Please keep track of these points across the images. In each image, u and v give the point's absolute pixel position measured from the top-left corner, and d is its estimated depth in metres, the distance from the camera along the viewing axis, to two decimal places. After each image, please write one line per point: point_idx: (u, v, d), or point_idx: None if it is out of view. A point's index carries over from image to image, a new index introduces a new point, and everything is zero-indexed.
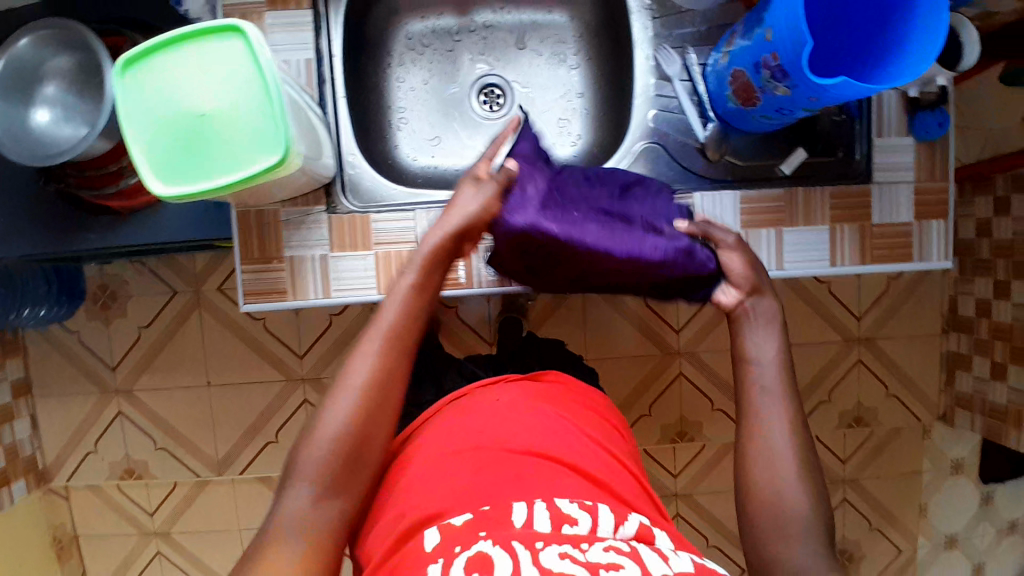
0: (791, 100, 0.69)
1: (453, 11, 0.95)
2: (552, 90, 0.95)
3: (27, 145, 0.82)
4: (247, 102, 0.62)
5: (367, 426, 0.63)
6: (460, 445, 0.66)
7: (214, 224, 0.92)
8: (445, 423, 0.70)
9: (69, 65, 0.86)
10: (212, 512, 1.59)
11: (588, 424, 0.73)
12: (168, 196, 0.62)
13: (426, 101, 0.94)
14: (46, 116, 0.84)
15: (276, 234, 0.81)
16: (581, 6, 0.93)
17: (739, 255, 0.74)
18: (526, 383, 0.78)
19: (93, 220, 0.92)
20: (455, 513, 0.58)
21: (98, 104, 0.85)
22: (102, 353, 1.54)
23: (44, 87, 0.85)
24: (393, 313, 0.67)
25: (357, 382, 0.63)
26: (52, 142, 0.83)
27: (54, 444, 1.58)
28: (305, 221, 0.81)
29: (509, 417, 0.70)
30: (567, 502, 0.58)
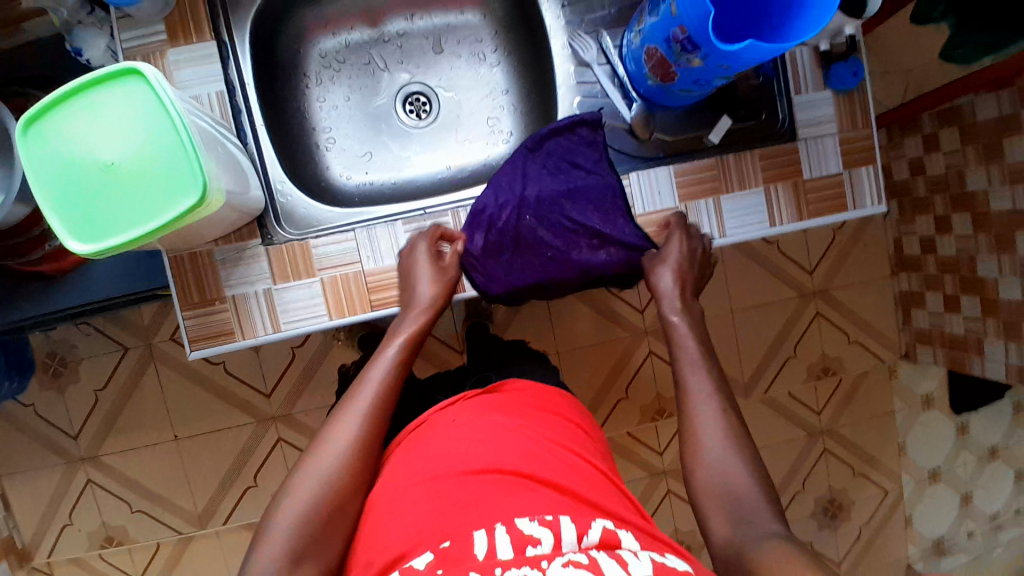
0: (705, 70, 0.70)
1: (364, 24, 0.93)
2: (477, 90, 0.95)
3: None
4: (154, 148, 0.60)
5: (356, 472, 0.66)
6: (423, 471, 0.65)
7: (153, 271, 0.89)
8: (405, 457, 0.69)
9: None
10: (203, 566, 1.54)
11: (547, 428, 0.73)
12: (84, 252, 0.60)
13: (351, 118, 0.93)
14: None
15: (214, 274, 0.78)
16: (492, 3, 0.93)
17: (669, 274, 0.80)
18: (482, 398, 0.77)
19: (22, 288, 0.88)
20: (418, 552, 0.56)
21: (10, 166, 0.81)
22: (60, 423, 1.48)
23: None
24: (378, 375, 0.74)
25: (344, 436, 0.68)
26: None
27: (26, 523, 1.51)
28: (242, 258, 0.78)
29: (465, 437, 0.68)
30: (529, 521, 0.56)
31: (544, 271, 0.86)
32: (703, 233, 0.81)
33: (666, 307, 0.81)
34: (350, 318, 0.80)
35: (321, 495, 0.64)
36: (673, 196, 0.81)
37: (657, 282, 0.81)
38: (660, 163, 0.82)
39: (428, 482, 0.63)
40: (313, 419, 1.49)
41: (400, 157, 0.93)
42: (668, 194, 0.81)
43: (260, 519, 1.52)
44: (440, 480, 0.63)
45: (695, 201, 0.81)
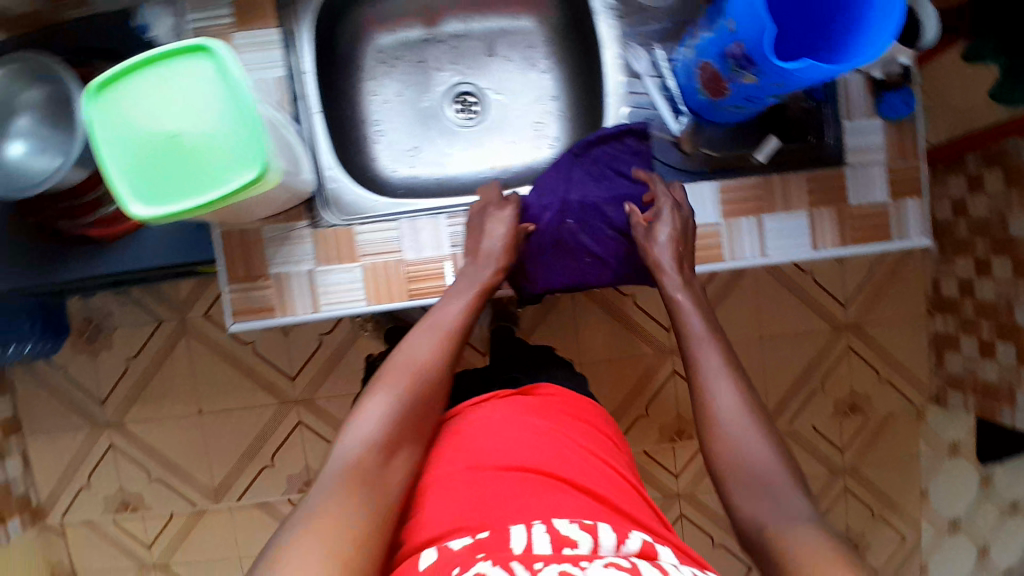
0: (758, 87, 0.70)
1: (421, 22, 0.95)
2: (526, 94, 0.96)
3: (3, 179, 0.82)
4: (231, 122, 0.62)
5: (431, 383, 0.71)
6: (461, 464, 0.66)
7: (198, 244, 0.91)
8: (442, 449, 0.70)
9: (43, 97, 0.85)
10: (213, 541, 1.57)
11: (581, 435, 0.73)
12: (145, 216, 0.62)
13: (401, 113, 0.95)
14: (22, 149, 0.83)
15: (261, 250, 0.80)
16: (547, 10, 0.93)
17: (668, 250, 0.78)
18: (517, 398, 0.78)
19: (73, 251, 0.91)
20: (456, 536, 0.57)
21: (69, 133, 0.84)
22: (91, 386, 1.52)
23: (17, 120, 0.84)
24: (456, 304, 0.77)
25: (423, 351, 0.73)
26: (27, 174, 0.83)
27: (47, 481, 1.55)
28: (288, 238, 0.80)
29: (503, 435, 0.69)
30: (567, 523, 0.57)
31: (578, 275, 0.86)
32: (744, 251, 0.81)
33: (668, 285, 0.78)
34: (386, 305, 0.82)
35: (400, 402, 0.68)
36: (715, 212, 0.81)
37: (655, 259, 0.79)
38: (703, 178, 0.82)
39: (467, 474, 0.64)
40: (334, 406, 1.51)
41: (446, 155, 0.95)
42: (710, 210, 0.81)
43: (273, 499, 1.54)
44: (478, 474, 0.64)
45: (737, 219, 0.81)
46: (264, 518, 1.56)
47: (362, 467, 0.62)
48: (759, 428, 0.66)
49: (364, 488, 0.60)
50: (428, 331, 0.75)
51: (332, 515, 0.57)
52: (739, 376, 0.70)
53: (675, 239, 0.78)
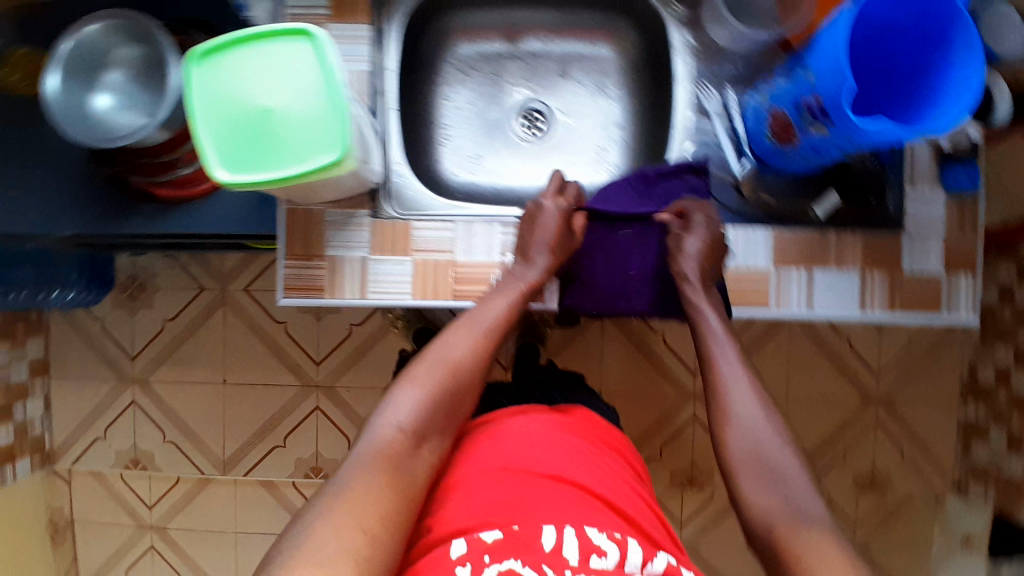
0: (827, 141, 0.71)
1: (502, 37, 0.98)
2: (592, 119, 0.98)
3: (93, 129, 0.84)
4: (320, 104, 0.65)
5: (460, 385, 0.72)
6: (491, 464, 0.67)
7: (256, 219, 0.94)
8: (474, 447, 0.72)
9: (136, 56, 0.88)
10: (212, 511, 1.58)
11: (609, 455, 0.75)
12: (226, 181, 0.65)
13: (470, 121, 0.98)
14: (108, 103, 0.87)
15: (321, 232, 0.83)
16: (626, 41, 0.95)
17: (693, 265, 0.79)
18: (551, 414, 0.79)
19: (138, 207, 0.95)
20: (485, 528, 0.59)
21: (160, 94, 0.88)
22: (124, 342, 1.56)
23: (112, 76, 0.87)
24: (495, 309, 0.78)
25: (459, 352, 0.74)
26: (116, 128, 0.85)
27: (66, 426, 1.59)
28: (348, 223, 0.83)
29: (536, 441, 0.71)
30: (598, 533, 0.59)
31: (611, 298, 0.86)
32: (790, 301, 0.81)
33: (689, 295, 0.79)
34: (431, 302, 0.83)
35: (432, 396, 0.70)
36: (767, 258, 0.82)
37: (682, 270, 0.79)
38: (759, 223, 0.83)
39: (500, 471, 0.66)
40: (352, 398, 1.53)
41: (506, 167, 0.97)
42: (762, 256, 0.82)
43: (277, 480, 1.56)
44: (510, 473, 0.66)
45: (788, 268, 0.81)
46: (266, 498, 1.57)
47: (393, 456, 0.64)
48: (785, 483, 0.66)
49: (391, 478, 0.62)
50: (465, 329, 0.76)
51: (365, 499, 0.59)
52: (772, 424, 0.70)
53: (705, 253, 0.79)
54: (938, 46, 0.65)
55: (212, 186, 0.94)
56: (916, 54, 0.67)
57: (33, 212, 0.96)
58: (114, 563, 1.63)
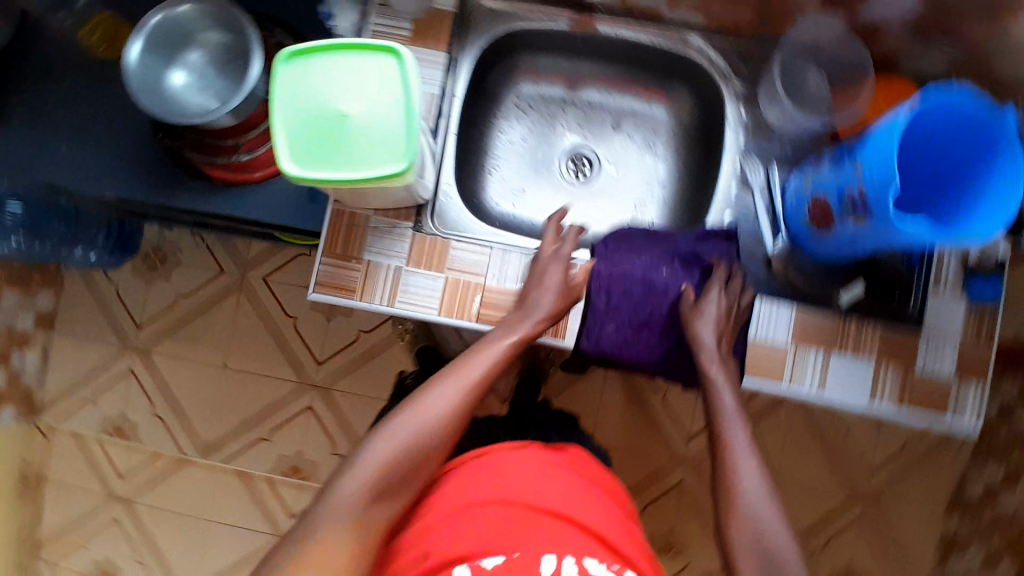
0: (866, 233, 0.74)
1: (562, 82, 1.03)
2: (637, 175, 1.01)
3: (162, 101, 0.87)
4: (397, 117, 0.69)
5: (439, 443, 0.70)
6: (487, 496, 0.69)
7: (298, 212, 0.97)
8: (469, 475, 0.73)
9: (218, 42, 0.92)
10: (184, 494, 1.56)
11: (602, 492, 0.76)
12: (291, 175, 0.67)
13: (520, 156, 1.02)
14: (184, 81, 0.91)
15: (365, 236, 0.86)
16: (681, 107, 0.99)
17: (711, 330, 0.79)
18: (545, 448, 0.79)
19: (189, 181, 0.98)
20: (485, 555, 0.61)
21: (233, 84, 0.92)
22: (133, 309, 1.57)
23: (192, 57, 0.91)
24: (485, 362, 0.76)
25: (440, 408, 0.71)
26: (185, 106, 0.89)
27: (58, 383, 1.59)
28: (391, 232, 0.86)
29: (532, 473, 0.72)
30: (597, 564, 0.62)
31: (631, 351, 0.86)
32: (803, 381, 0.83)
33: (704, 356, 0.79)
34: (457, 320, 0.85)
35: (408, 452, 0.68)
36: (787, 336, 0.84)
37: (699, 336, 0.79)
38: (784, 300, 0.85)
39: (498, 500, 0.68)
40: (347, 404, 1.53)
41: (548, 205, 1.00)
42: (782, 332, 0.84)
43: (255, 473, 1.54)
44: (508, 503, 0.67)
45: (806, 348, 0.83)
46: (241, 490, 1.55)
47: (360, 520, 0.65)
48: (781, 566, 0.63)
49: (357, 544, 0.63)
50: (453, 381, 0.74)
51: (328, 564, 0.61)
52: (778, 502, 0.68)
53: (722, 320, 0.80)
54: (981, 162, 0.69)
55: (264, 177, 0.96)
56: (960, 167, 0.71)
57: (86, 169, 0.98)
58: (75, 529, 1.60)
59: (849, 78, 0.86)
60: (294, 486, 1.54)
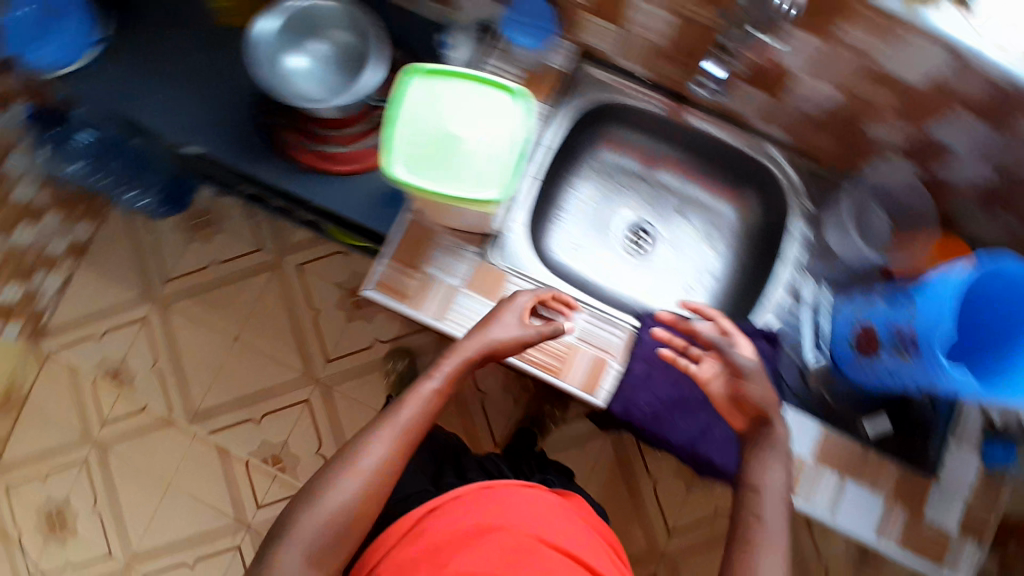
0: (908, 370, 0.77)
1: (638, 158, 1.05)
2: (692, 261, 1.03)
3: (275, 78, 0.91)
4: (506, 152, 0.74)
5: (367, 504, 0.72)
6: (496, 536, 0.78)
7: (366, 213, 1.00)
8: (475, 507, 0.81)
9: (344, 40, 0.95)
10: (159, 455, 1.54)
11: (587, 527, 0.87)
12: (396, 177, 0.72)
13: (586, 215, 1.05)
14: (301, 64, 0.94)
15: (429, 250, 0.89)
16: (750, 210, 1.01)
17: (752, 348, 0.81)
18: (539, 488, 0.88)
19: (274, 158, 1.01)
20: None
21: (345, 81, 0.94)
22: (165, 262, 1.59)
23: (316, 45, 0.95)
24: (410, 412, 0.77)
25: (367, 469, 0.73)
26: (294, 87, 0.92)
27: (68, 313, 1.59)
28: (455, 252, 0.90)
29: (534, 516, 0.82)
30: None
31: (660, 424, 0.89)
32: (813, 500, 0.84)
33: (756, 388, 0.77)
34: None
35: (338, 524, 0.70)
36: (807, 452, 0.85)
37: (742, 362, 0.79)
38: (812, 417, 0.89)
39: (507, 540, 0.77)
40: (344, 408, 1.53)
41: (601, 267, 1.03)
42: (803, 447, 0.86)
43: (234, 451, 1.53)
44: (516, 544, 0.77)
45: (821, 468, 0.85)
46: (216, 465, 1.54)
47: None
48: None
49: None
50: (384, 434, 0.75)
51: None
52: None
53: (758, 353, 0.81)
54: None
55: (342, 172, 1.00)
56: (1009, 329, 0.74)
57: (178, 119, 1.02)
58: (41, 461, 1.58)
59: (914, 225, 0.91)
60: (268, 475, 1.52)
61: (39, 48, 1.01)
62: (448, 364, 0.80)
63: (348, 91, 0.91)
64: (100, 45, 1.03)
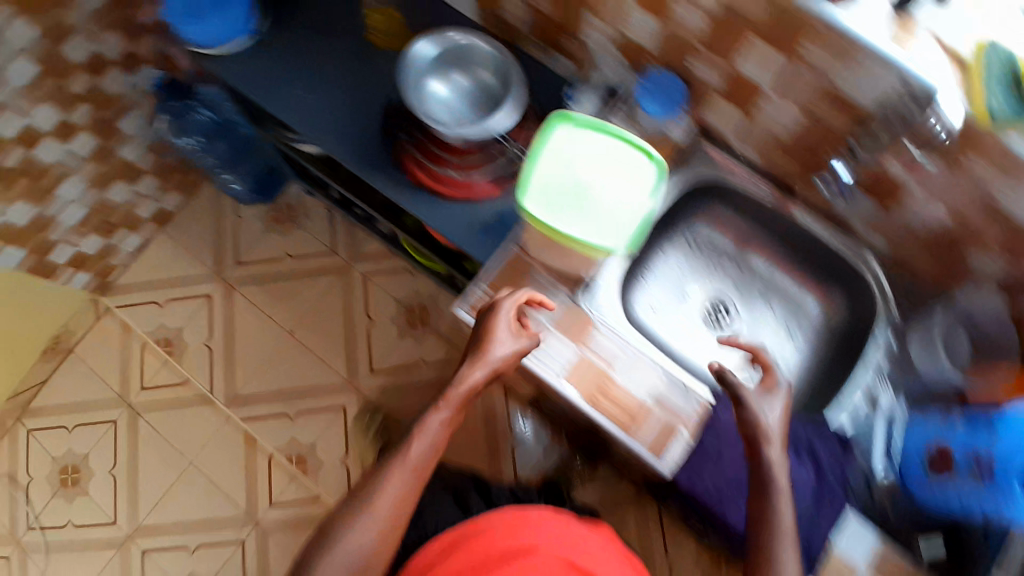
0: (980, 495, 0.83)
1: (731, 238, 1.07)
2: (770, 348, 1.03)
3: (417, 98, 0.97)
4: (631, 208, 0.77)
5: (383, 544, 0.75)
6: (532, 557, 0.78)
7: (467, 237, 1.01)
8: (510, 530, 0.82)
9: (487, 79, 1.01)
10: (188, 430, 1.55)
11: (626, 558, 0.86)
12: (525, 209, 0.76)
13: (671, 282, 1.07)
14: (440, 94, 1.00)
15: (523, 282, 0.93)
16: (836, 309, 1.02)
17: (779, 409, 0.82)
18: (575, 518, 0.88)
19: (388, 168, 1.04)
20: None
21: (478, 115, 1.00)
22: (239, 245, 1.64)
23: (460, 79, 1.01)
24: (419, 450, 0.80)
25: (383, 512, 0.76)
26: (430, 109, 0.98)
27: (136, 275, 1.65)
28: (548, 290, 0.93)
29: (568, 542, 0.82)
30: None
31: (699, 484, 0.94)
32: None
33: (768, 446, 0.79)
34: (573, 393, 0.88)
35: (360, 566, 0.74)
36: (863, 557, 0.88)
37: (768, 428, 0.80)
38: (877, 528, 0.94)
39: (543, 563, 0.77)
40: (377, 422, 1.53)
41: (679, 335, 1.04)
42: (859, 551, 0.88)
43: (261, 443, 1.54)
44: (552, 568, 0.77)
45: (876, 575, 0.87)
46: (239, 452, 1.54)
47: None
48: None
49: None
50: (399, 475, 0.78)
51: None
52: None
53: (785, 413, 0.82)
54: None
55: (443, 192, 1.02)
56: None
57: (309, 109, 1.07)
58: (73, 411, 1.60)
59: None
60: (287, 473, 1.52)
61: (196, 23, 1.05)
62: (459, 389, 0.82)
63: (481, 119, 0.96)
64: (241, 37, 1.07)
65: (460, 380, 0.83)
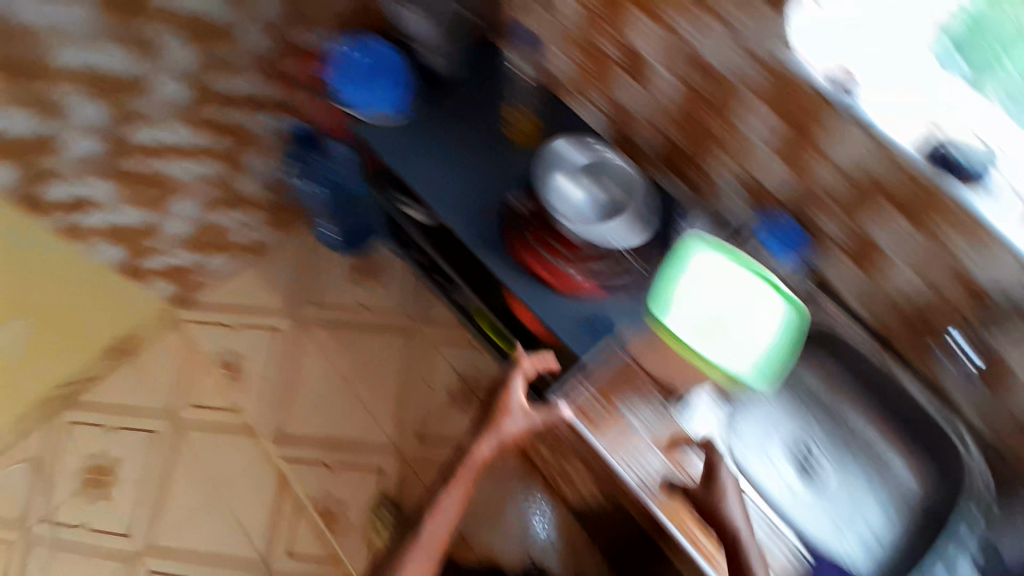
0: None
1: (826, 382, 1.05)
2: (855, 506, 1.00)
3: (552, 191, 1.02)
4: (761, 336, 0.79)
5: None
6: None
7: (575, 335, 0.99)
8: None
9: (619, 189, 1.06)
10: (225, 458, 1.55)
11: None
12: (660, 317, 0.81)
13: (763, 414, 1.04)
14: (576, 192, 1.04)
15: (626, 389, 0.94)
16: (930, 482, 0.99)
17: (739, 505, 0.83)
18: None
19: (505, 254, 1.07)
20: None
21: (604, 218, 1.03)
22: (318, 287, 1.70)
23: (594, 182, 1.06)
24: (436, 525, 0.89)
25: None
26: (562, 203, 1.02)
27: (213, 296, 1.65)
28: (647, 401, 0.94)
29: None
30: None
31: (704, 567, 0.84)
32: None
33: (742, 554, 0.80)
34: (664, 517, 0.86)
35: None
36: None
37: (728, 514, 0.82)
38: None
39: None
40: (411, 491, 1.51)
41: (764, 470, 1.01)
42: None
43: (294, 487, 1.52)
44: None
45: None
46: (269, 492, 1.52)
47: None
48: None
49: None
50: (421, 553, 0.87)
51: None
52: None
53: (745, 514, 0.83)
54: None
55: (559, 287, 1.02)
56: None
57: (436, 187, 1.13)
58: (116, 413, 1.60)
59: None
60: (312, 524, 1.49)
61: (361, 95, 1.16)
62: (472, 461, 0.91)
63: (607, 226, 1.01)
64: (388, 113, 1.17)
65: (473, 455, 0.92)
